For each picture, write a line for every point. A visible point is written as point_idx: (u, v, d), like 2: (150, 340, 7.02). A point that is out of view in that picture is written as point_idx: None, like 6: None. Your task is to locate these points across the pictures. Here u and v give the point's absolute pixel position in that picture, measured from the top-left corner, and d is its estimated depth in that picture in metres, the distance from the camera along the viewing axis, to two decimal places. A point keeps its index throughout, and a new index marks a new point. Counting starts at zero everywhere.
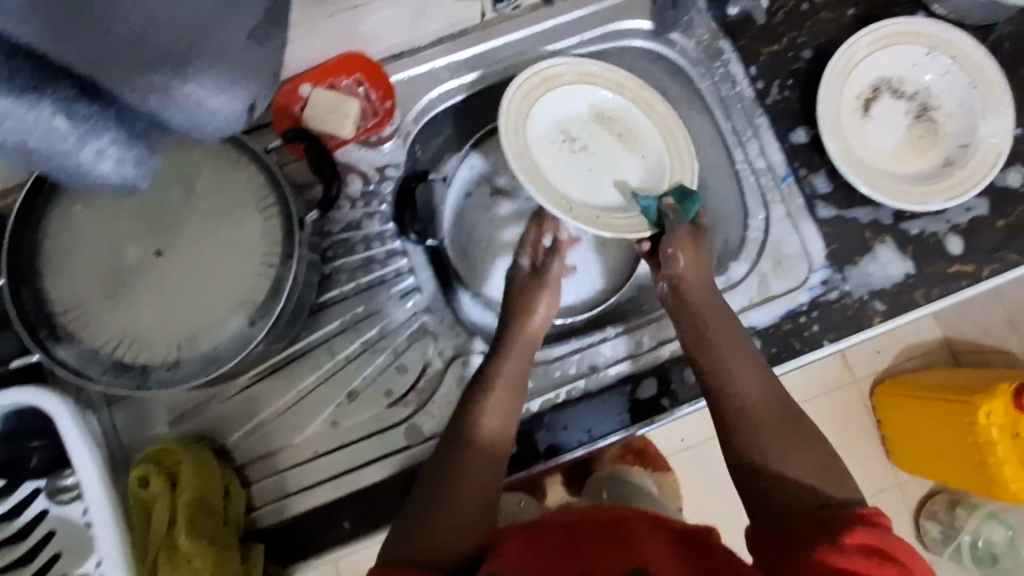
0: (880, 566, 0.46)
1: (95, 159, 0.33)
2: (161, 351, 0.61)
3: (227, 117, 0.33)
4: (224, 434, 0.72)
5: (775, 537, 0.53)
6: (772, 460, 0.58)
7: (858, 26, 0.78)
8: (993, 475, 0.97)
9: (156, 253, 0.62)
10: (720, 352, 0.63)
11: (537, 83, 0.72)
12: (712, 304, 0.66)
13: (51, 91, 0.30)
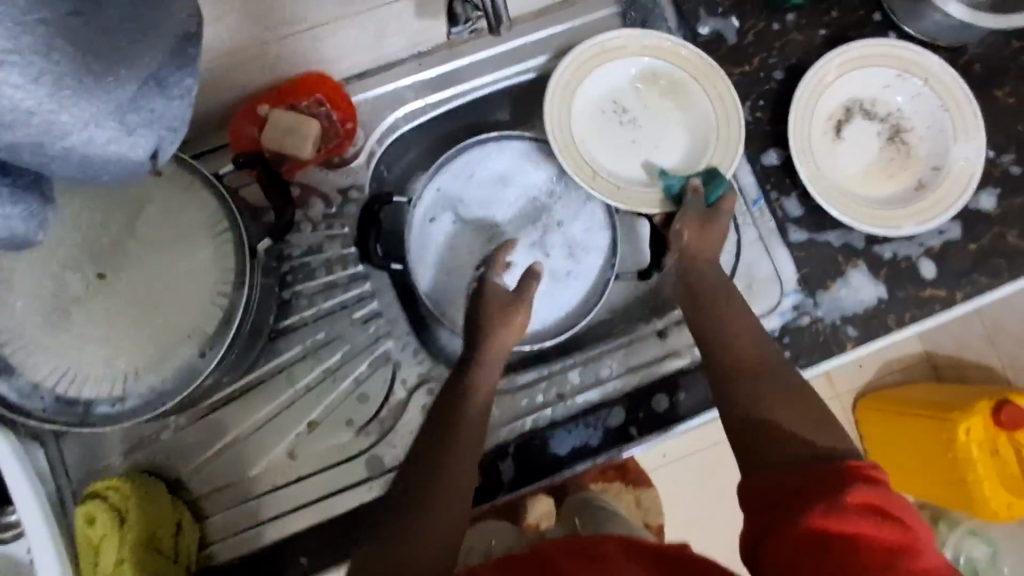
0: (882, 525, 0.43)
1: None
2: (106, 385, 0.59)
3: (124, 154, 0.32)
4: (178, 465, 0.69)
5: (770, 506, 0.49)
6: (761, 419, 0.58)
7: (829, 46, 0.77)
8: (973, 493, 0.96)
9: (99, 276, 0.60)
10: (725, 318, 0.65)
11: (592, 57, 0.74)
12: (715, 277, 0.69)
13: None
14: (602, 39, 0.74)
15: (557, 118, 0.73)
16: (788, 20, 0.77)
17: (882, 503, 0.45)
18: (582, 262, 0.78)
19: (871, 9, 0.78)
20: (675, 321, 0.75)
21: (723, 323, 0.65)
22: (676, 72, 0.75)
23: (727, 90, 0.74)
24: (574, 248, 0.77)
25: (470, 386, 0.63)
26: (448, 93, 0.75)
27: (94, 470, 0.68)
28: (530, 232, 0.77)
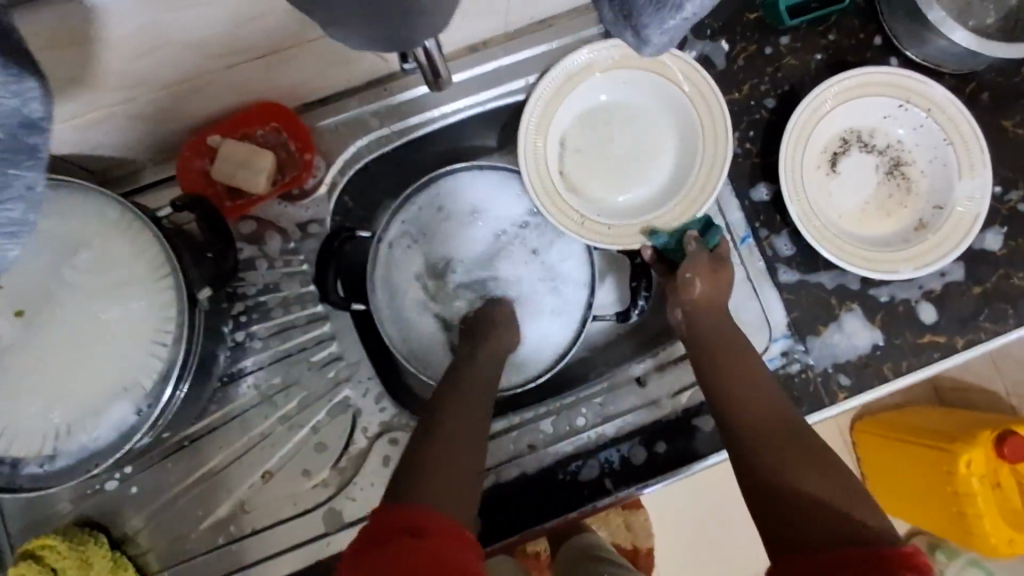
0: None
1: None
2: (36, 443, 0.55)
3: None
4: (126, 516, 0.66)
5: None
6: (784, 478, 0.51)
7: (825, 72, 0.72)
8: (972, 527, 0.91)
9: (15, 314, 0.55)
10: (731, 374, 0.60)
11: (565, 80, 0.69)
12: (721, 328, 0.64)
13: None
14: (575, 59, 0.69)
15: (533, 155, 0.70)
16: (781, 43, 0.72)
17: None
18: (564, 294, 0.73)
19: (871, 32, 0.73)
20: (656, 366, 0.70)
21: (730, 380, 0.60)
22: (658, 81, 0.70)
23: (713, 98, 0.68)
24: (556, 280, 0.73)
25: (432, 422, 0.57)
26: (416, 120, 0.71)
27: (38, 521, 0.65)
28: (511, 262, 0.73)
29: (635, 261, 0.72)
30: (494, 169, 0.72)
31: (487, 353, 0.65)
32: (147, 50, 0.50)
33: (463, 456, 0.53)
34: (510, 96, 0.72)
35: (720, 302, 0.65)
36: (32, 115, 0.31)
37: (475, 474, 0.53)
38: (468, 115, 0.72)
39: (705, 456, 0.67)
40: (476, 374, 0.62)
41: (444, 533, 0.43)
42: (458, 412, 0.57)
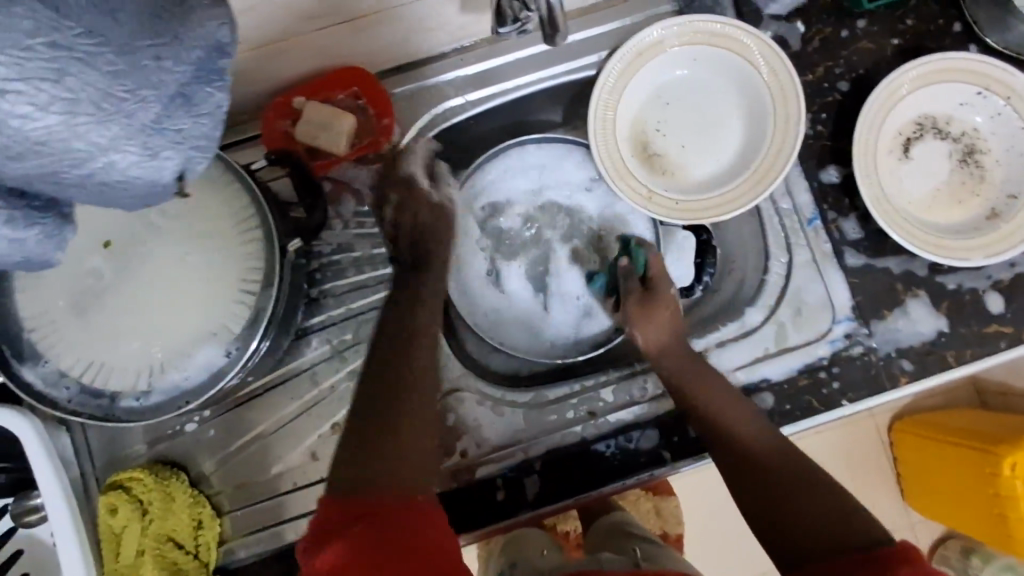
0: None
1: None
2: (131, 378, 0.59)
3: (152, 176, 0.33)
4: (201, 457, 0.69)
5: None
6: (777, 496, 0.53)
7: (901, 57, 0.72)
8: (1010, 531, 0.89)
9: (104, 246, 0.58)
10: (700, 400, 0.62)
11: (636, 56, 0.70)
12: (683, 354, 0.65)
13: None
14: (647, 35, 0.69)
15: (602, 129, 0.71)
16: (858, 26, 0.72)
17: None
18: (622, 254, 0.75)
19: (951, 18, 0.72)
20: (717, 343, 0.70)
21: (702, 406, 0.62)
22: (731, 58, 0.70)
23: (787, 75, 0.68)
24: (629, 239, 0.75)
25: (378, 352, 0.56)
26: (489, 91, 0.72)
27: (117, 458, 0.68)
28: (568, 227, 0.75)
29: (700, 239, 0.74)
30: (557, 141, 0.73)
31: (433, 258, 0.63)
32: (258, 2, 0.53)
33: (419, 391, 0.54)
34: (577, 72, 0.73)
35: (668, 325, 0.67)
36: (221, 39, 0.32)
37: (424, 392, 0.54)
38: (541, 88, 0.74)
39: None
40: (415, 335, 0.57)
41: (399, 506, 0.45)
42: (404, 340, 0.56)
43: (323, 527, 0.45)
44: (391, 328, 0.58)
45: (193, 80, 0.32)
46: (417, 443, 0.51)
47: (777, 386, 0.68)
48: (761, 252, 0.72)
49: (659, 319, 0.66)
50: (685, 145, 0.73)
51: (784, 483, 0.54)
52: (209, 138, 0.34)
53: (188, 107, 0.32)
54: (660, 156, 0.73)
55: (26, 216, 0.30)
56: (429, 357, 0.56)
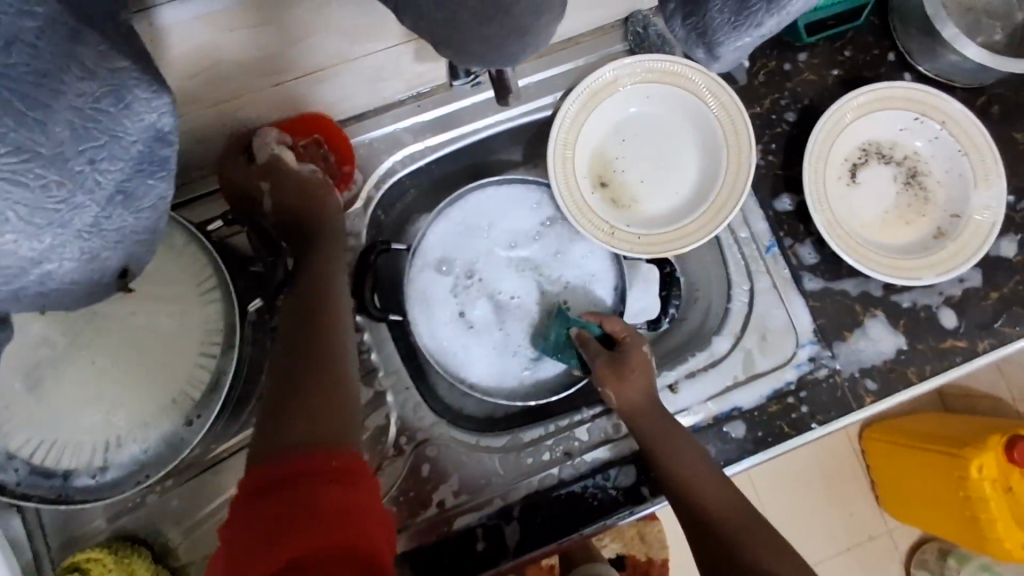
0: None
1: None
2: (87, 455, 0.56)
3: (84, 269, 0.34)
4: (167, 529, 0.66)
5: None
6: (728, 532, 0.56)
7: (842, 87, 0.75)
8: (985, 532, 0.91)
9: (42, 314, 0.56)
10: (653, 435, 0.63)
11: (589, 98, 0.72)
12: (642, 392, 0.65)
13: None
14: (601, 75, 0.71)
15: (561, 169, 0.72)
16: (800, 59, 0.75)
17: None
18: (590, 290, 0.76)
19: (885, 48, 0.76)
20: (687, 373, 0.70)
21: (656, 439, 0.63)
22: (682, 95, 0.72)
23: (736, 109, 0.71)
24: (589, 281, 0.76)
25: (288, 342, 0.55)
26: (448, 135, 0.73)
27: (75, 538, 0.64)
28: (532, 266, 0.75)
29: (664, 271, 0.74)
30: (521, 183, 0.75)
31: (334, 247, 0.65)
32: (204, 66, 0.53)
33: (334, 370, 0.53)
34: (534, 113, 0.74)
35: (643, 379, 0.65)
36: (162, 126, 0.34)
37: (335, 363, 0.54)
38: (498, 130, 0.74)
39: (738, 461, 0.68)
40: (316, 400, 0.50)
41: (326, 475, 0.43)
42: (314, 324, 0.56)
43: (250, 484, 0.43)
44: (299, 311, 0.57)
45: (136, 174, 0.34)
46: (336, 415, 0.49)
47: (749, 413, 0.69)
48: (725, 280, 0.74)
49: (630, 378, 0.65)
50: (643, 178, 0.75)
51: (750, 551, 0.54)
52: (134, 215, 0.35)
53: (129, 200, 0.34)
54: (619, 190, 0.75)
55: None
56: (335, 337, 0.56)
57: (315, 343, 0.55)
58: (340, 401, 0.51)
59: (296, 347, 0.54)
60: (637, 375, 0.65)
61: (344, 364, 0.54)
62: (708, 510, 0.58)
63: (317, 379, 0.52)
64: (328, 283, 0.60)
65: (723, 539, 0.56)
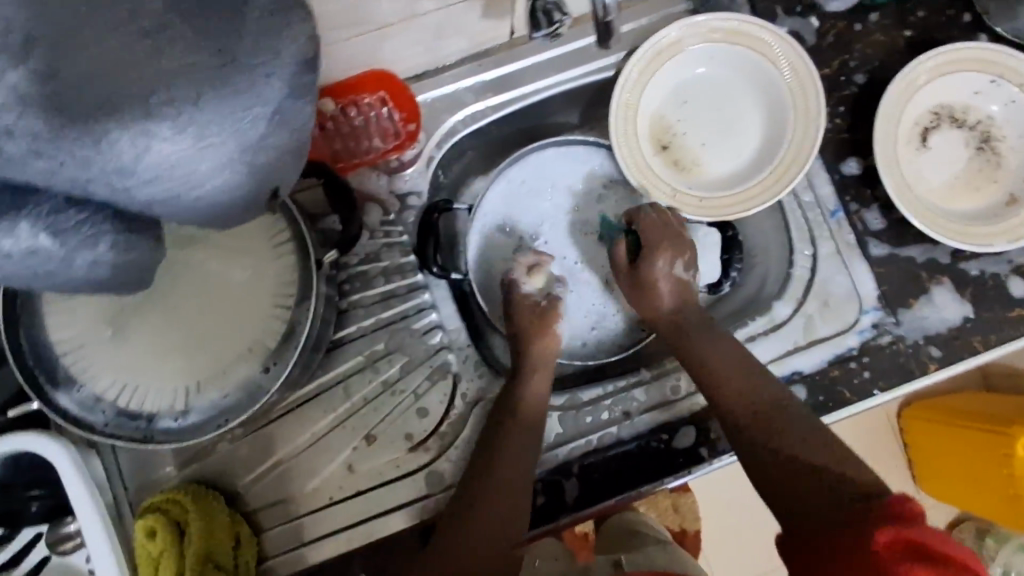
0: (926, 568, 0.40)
1: (88, 267, 0.34)
2: (169, 398, 0.58)
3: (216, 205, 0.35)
4: (236, 477, 0.68)
5: (808, 545, 0.48)
6: (773, 447, 0.57)
7: (914, 49, 0.73)
8: None
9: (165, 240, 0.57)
10: (692, 343, 0.65)
11: (652, 58, 0.71)
12: (676, 306, 0.68)
13: (30, 209, 0.30)
14: (666, 35, 0.70)
15: (623, 131, 0.71)
16: (870, 19, 0.73)
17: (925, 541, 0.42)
18: None
19: (960, 9, 0.73)
20: (748, 338, 0.70)
21: (691, 347, 0.65)
22: (749, 55, 0.71)
23: (807, 70, 0.69)
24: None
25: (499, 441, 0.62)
26: (508, 95, 0.72)
27: (149, 482, 0.67)
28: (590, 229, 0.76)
29: (725, 235, 0.73)
30: (577, 143, 0.75)
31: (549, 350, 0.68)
32: None
33: (519, 472, 0.61)
34: (596, 73, 0.73)
35: (685, 298, 0.69)
36: None
37: (526, 464, 0.62)
38: (559, 91, 0.73)
39: None
40: (483, 513, 0.58)
41: None
42: (520, 424, 0.63)
43: None
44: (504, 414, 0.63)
45: None
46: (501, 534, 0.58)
47: (809, 377, 0.69)
48: (785, 246, 0.73)
49: (656, 291, 0.69)
50: (705, 141, 0.74)
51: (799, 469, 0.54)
52: (277, 151, 0.35)
53: (284, 124, 0.34)
54: (679, 153, 0.74)
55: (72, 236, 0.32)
56: (532, 440, 0.62)
57: (507, 442, 0.62)
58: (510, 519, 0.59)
59: (494, 446, 0.62)
60: (660, 289, 0.68)
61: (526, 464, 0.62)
62: (747, 412, 0.60)
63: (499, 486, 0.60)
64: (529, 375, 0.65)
65: (760, 441, 0.58)
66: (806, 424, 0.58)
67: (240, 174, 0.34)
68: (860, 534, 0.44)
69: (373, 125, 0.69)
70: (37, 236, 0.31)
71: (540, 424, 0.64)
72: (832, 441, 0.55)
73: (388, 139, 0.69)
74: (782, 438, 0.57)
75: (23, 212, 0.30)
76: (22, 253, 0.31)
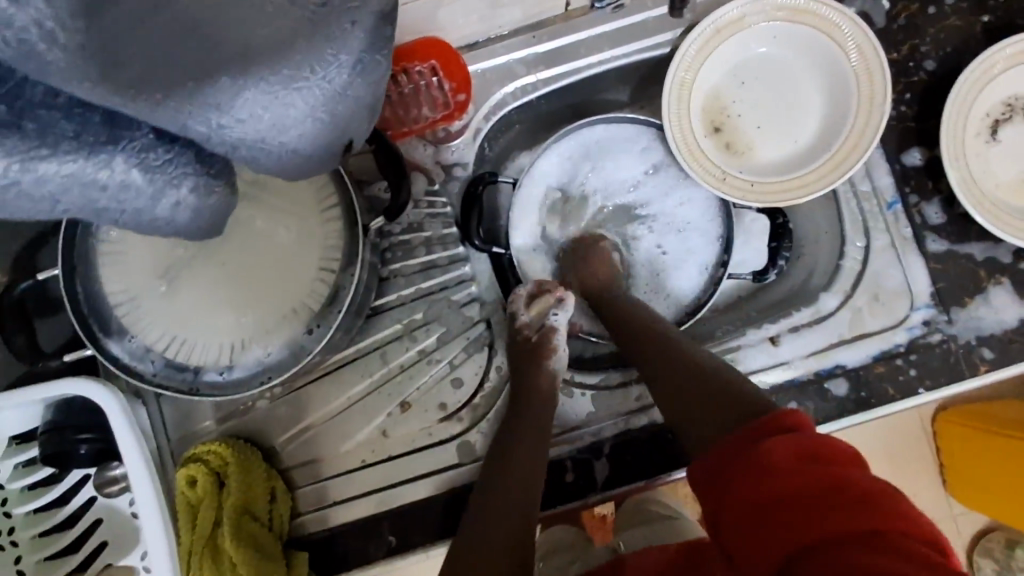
0: (820, 468, 0.41)
1: (172, 210, 0.32)
2: (214, 353, 0.60)
3: (302, 163, 0.34)
4: (272, 436, 0.70)
5: (714, 482, 0.48)
6: (680, 404, 0.57)
7: (990, 35, 0.69)
8: None
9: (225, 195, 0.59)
10: (620, 311, 0.68)
11: (711, 35, 0.69)
12: (608, 275, 0.71)
13: (127, 141, 0.28)
14: (727, 11, 0.68)
15: (677, 110, 0.70)
16: (946, 2, 0.69)
17: (819, 450, 0.43)
18: (690, 241, 0.75)
19: None
20: (790, 328, 0.69)
21: (620, 313, 0.68)
22: (812, 36, 0.69)
23: (874, 53, 0.66)
24: (686, 230, 0.75)
25: (502, 442, 0.62)
26: (560, 69, 0.71)
27: (190, 434, 0.69)
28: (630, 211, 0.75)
29: (776, 221, 0.73)
30: (631, 123, 0.73)
31: (545, 381, 0.66)
32: None
33: (535, 452, 0.60)
34: (652, 50, 0.71)
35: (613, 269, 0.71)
36: None
37: (540, 444, 0.61)
38: (611, 67, 0.72)
39: (833, 422, 0.66)
40: (507, 468, 0.59)
41: None
42: (528, 399, 0.64)
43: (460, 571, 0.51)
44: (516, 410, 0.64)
45: None
46: (513, 502, 0.56)
47: (853, 372, 0.67)
48: (836, 237, 0.71)
49: (590, 265, 0.71)
50: (760, 125, 0.72)
51: (698, 420, 0.54)
52: (365, 108, 0.34)
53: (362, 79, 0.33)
54: (731, 136, 0.72)
55: (161, 173, 0.30)
56: (545, 425, 0.63)
57: (512, 425, 0.63)
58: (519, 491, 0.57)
59: (511, 432, 0.62)
60: (599, 266, 0.71)
61: (541, 448, 0.61)
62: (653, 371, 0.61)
63: (506, 462, 0.59)
64: (535, 387, 0.65)
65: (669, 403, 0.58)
66: (703, 372, 0.58)
67: (321, 126, 0.31)
68: (756, 456, 0.45)
69: (422, 93, 0.68)
70: (130, 170, 0.29)
71: (545, 424, 0.63)
72: (726, 385, 0.55)
73: (436, 108, 0.68)
74: (683, 393, 0.57)
75: (119, 146, 0.28)
76: (116, 188, 0.29)
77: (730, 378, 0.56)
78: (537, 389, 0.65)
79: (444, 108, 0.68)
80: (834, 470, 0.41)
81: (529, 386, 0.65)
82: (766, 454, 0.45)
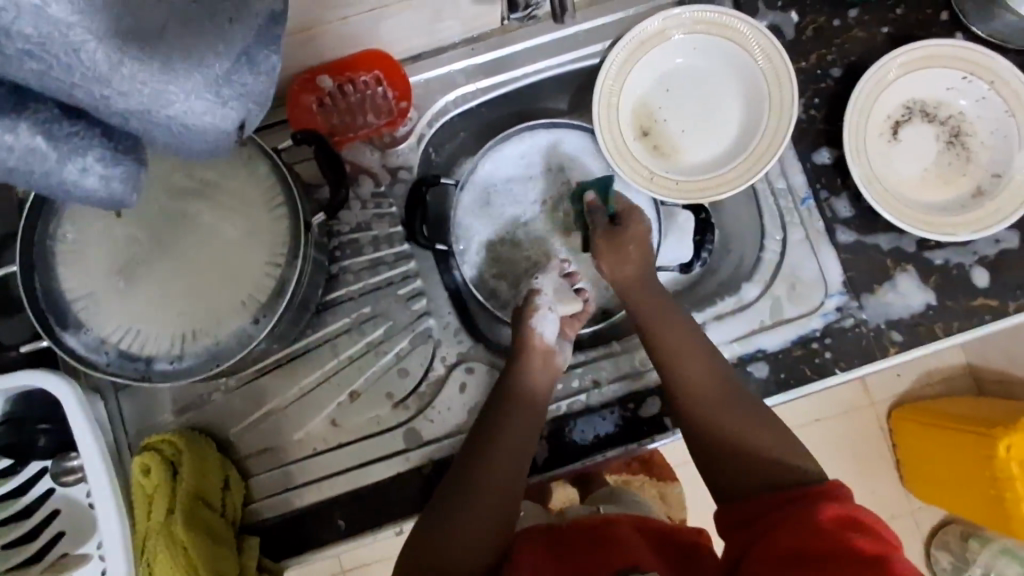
0: (852, 538, 0.48)
1: (80, 176, 0.35)
2: (166, 343, 0.63)
3: (207, 134, 0.37)
4: (226, 427, 0.73)
5: (744, 527, 0.55)
6: (722, 439, 0.62)
7: (892, 45, 0.76)
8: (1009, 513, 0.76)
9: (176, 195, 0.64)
10: (654, 327, 0.68)
11: (636, 47, 0.75)
12: (650, 291, 0.70)
13: (33, 110, 0.33)
14: (649, 25, 0.74)
15: (606, 116, 0.75)
16: (849, 15, 0.76)
17: (855, 520, 0.50)
18: None
19: (939, 7, 0.76)
20: (715, 317, 0.73)
21: (652, 330, 0.68)
22: (728, 46, 0.75)
23: (781, 62, 0.73)
24: None
25: (483, 442, 0.63)
26: (500, 78, 0.76)
27: (147, 427, 0.72)
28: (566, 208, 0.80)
29: (699, 217, 0.77)
30: (563, 125, 0.79)
31: (521, 379, 0.67)
32: None
33: (517, 459, 0.62)
34: (583, 61, 0.76)
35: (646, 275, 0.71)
36: None
37: (524, 453, 0.63)
38: (546, 76, 0.77)
39: None
40: (483, 484, 0.60)
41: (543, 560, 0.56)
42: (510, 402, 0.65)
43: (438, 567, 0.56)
44: (496, 419, 0.64)
45: None
46: (487, 516, 0.58)
47: (773, 355, 0.72)
48: (757, 231, 0.76)
49: (626, 251, 0.71)
50: (685, 128, 0.77)
51: (737, 465, 0.60)
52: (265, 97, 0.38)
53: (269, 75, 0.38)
54: (659, 138, 0.77)
55: (65, 138, 0.34)
56: (525, 432, 0.64)
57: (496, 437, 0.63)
58: (498, 509, 0.59)
59: (495, 444, 0.62)
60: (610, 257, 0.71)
61: (522, 458, 0.62)
62: (694, 402, 0.65)
63: (495, 477, 0.60)
64: (515, 390, 0.66)
65: (712, 441, 0.62)
66: (751, 420, 0.62)
67: (210, 105, 0.36)
68: (803, 515, 0.51)
69: (366, 100, 0.73)
70: (34, 137, 0.33)
71: (528, 429, 0.65)
72: (765, 444, 0.60)
73: (380, 113, 0.74)
74: (700, 423, 0.64)
75: (22, 114, 0.32)
76: (22, 150, 0.33)
77: (744, 408, 0.63)
78: (528, 394, 0.66)
79: (388, 114, 0.74)
80: (867, 543, 0.48)
81: (512, 386, 0.66)
82: (810, 516, 0.51)
